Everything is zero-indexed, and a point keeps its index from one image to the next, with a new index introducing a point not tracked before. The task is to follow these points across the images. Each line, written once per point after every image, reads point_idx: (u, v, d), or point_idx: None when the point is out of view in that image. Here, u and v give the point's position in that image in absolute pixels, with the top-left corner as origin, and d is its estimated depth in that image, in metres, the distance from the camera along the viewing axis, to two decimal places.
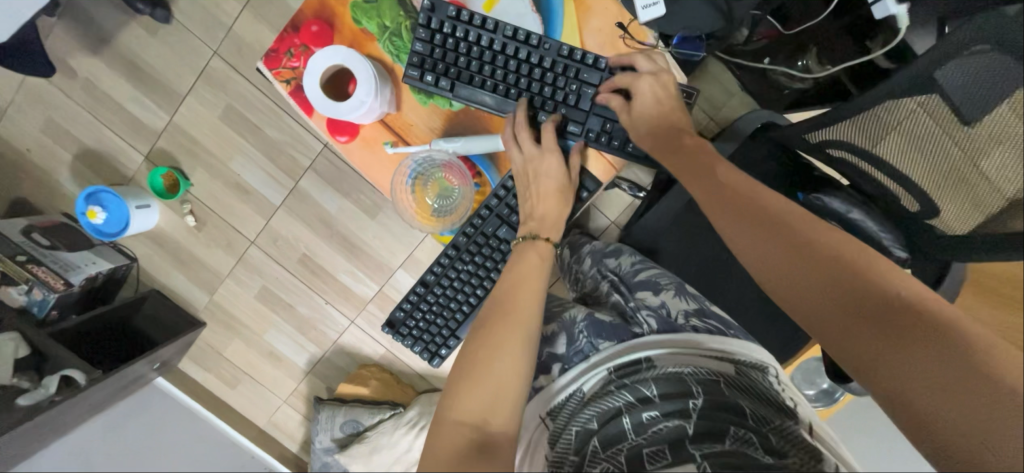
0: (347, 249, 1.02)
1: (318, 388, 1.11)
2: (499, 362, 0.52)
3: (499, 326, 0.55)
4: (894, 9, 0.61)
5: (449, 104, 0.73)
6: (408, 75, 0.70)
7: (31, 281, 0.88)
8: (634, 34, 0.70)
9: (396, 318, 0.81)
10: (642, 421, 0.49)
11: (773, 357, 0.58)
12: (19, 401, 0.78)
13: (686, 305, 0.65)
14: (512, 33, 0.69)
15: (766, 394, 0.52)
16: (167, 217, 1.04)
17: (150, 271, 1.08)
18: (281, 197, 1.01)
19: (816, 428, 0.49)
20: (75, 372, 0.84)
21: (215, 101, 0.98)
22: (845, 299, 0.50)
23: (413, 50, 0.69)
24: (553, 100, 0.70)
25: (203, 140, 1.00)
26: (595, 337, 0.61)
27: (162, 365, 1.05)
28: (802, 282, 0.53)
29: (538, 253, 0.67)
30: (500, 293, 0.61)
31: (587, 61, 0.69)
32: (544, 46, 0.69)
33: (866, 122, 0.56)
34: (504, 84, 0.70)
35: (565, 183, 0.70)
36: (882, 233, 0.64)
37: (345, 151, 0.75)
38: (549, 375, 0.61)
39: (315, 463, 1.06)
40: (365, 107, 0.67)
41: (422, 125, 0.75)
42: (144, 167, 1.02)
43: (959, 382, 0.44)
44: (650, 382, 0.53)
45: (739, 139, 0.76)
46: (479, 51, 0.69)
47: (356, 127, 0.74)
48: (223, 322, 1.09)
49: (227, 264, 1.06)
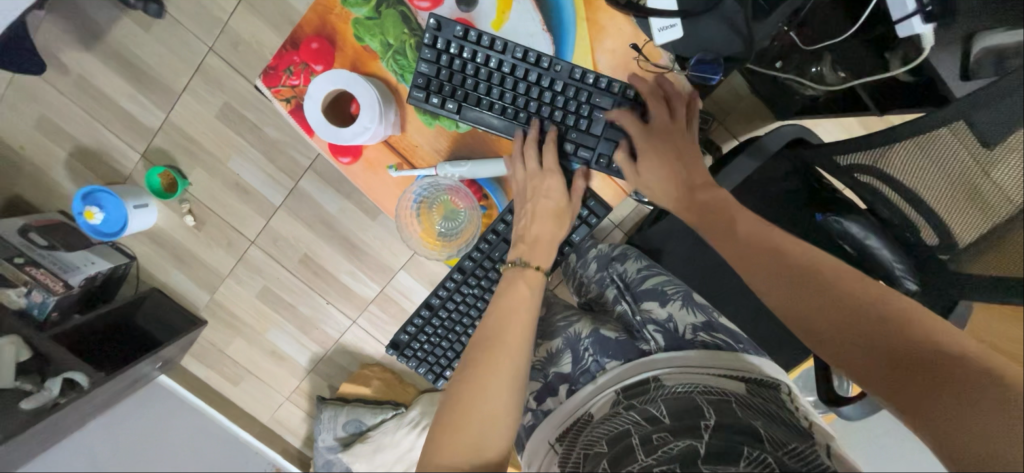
0: (349, 251, 1.01)
1: (320, 386, 1.11)
2: (485, 407, 0.50)
3: (482, 368, 0.52)
4: (919, 29, 0.56)
5: (456, 126, 0.71)
6: (413, 98, 0.68)
7: (29, 283, 0.87)
8: (649, 55, 0.68)
9: (402, 340, 0.81)
10: (649, 441, 0.49)
11: (784, 372, 0.60)
12: (21, 405, 0.80)
13: (693, 318, 0.67)
14: (521, 55, 0.66)
15: (778, 414, 0.54)
16: (165, 216, 1.03)
17: (150, 270, 1.07)
18: (281, 198, 1.00)
19: (836, 448, 0.49)
20: (78, 375, 0.84)
21: (212, 100, 0.95)
22: (859, 329, 0.46)
23: (419, 71, 0.67)
24: (564, 124, 0.68)
25: (200, 139, 0.98)
26: (601, 355, 0.66)
27: (165, 363, 1.05)
28: (814, 316, 0.49)
29: (526, 283, 0.62)
30: (482, 336, 0.56)
31: (599, 85, 0.66)
32: (555, 68, 0.66)
33: (907, 151, 0.54)
34: (513, 107, 0.67)
35: (564, 204, 0.67)
36: (894, 262, 0.61)
37: (348, 172, 0.73)
38: (557, 397, 0.67)
39: (318, 460, 1.08)
40: (369, 133, 0.66)
41: (427, 146, 0.73)
42: (141, 165, 1.00)
43: (1000, 418, 0.38)
44: (659, 402, 0.55)
45: (762, 157, 0.70)
46: (487, 73, 0.67)
47: (360, 148, 0.72)
48: (225, 320, 1.09)
49: (227, 264, 1.05)
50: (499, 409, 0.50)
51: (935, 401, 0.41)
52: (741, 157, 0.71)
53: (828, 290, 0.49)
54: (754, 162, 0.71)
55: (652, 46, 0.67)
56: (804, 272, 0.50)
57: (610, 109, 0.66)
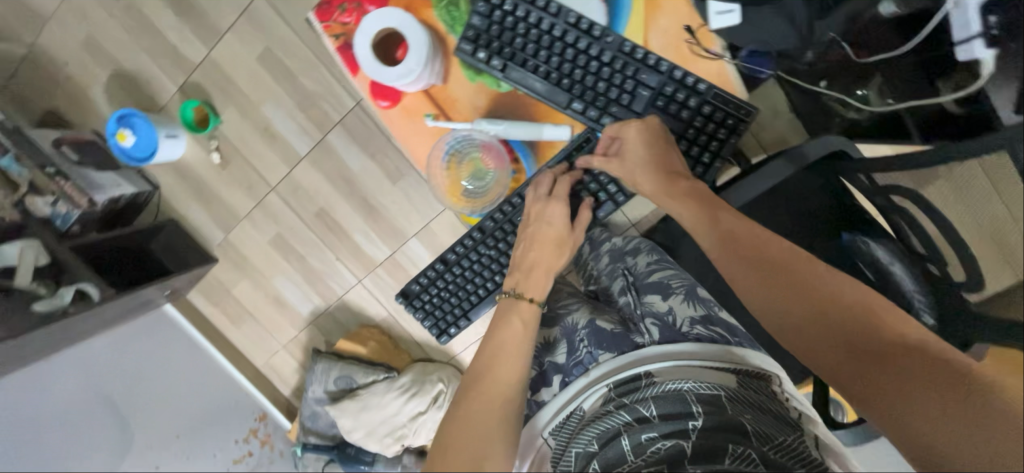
0: (365, 210, 1.02)
1: (317, 339, 1.13)
2: (479, 420, 0.52)
3: (475, 403, 0.53)
4: (980, 54, 0.55)
5: (497, 84, 0.71)
6: (461, 49, 0.68)
7: (57, 193, 0.89)
8: (702, 40, 0.69)
9: (413, 290, 0.82)
10: (639, 442, 0.52)
11: (776, 364, 0.62)
12: (35, 306, 0.84)
13: (693, 311, 0.67)
14: (574, 21, 0.66)
15: (768, 407, 0.56)
16: (193, 150, 1.05)
17: (170, 201, 1.09)
18: (307, 148, 1.01)
19: (823, 440, 0.54)
20: (88, 286, 0.87)
21: (255, 42, 0.96)
22: (846, 340, 0.47)
23: (471, 24, 0.68)
24: (605, 97, 0.67)
25: (237, 79, 0.99)
26: (594, 347, 0.67)
27: (172, 293, 1.08)
28: (798, 320, 0.50)
29: (521, 319, 0.62)
30: (476, 368, 0.57)
31: (647, 62, 0.66)
32: (606, 39, 0.66)
33: (958, 182, 0.52)
34: (558, 72, 0.67)
35: (565, 233, 0.68)
36: (915, 295, 0.60)
37: (385, 116, 0.74)
38: (551, 387, 0.69)
39: (305, 410, 1.09)
40: (413, 76, 0.66)
41: (466, 102, 0.74)
42: (177, 97, 1.02)
43: (974, 414, 0.41)
44: (649, 402, 0.56)
45: (796, 166, 0.69)
46: (538, 35, 0.67)
47: (400, 94, 0.73)
48: (235, 261, 1.11)
49: (245, 206, 1.07)
50: (489, 424, 0.52)
51: (912, 408, 0.43)
52: (775, 162, 0.71)
53: (802, 291, 0.50)
54: (788, 170, 0.70)
55: (706, 31, 0.69)
56: (792, 282, 0.51)
57: (654, 88, 0.66)
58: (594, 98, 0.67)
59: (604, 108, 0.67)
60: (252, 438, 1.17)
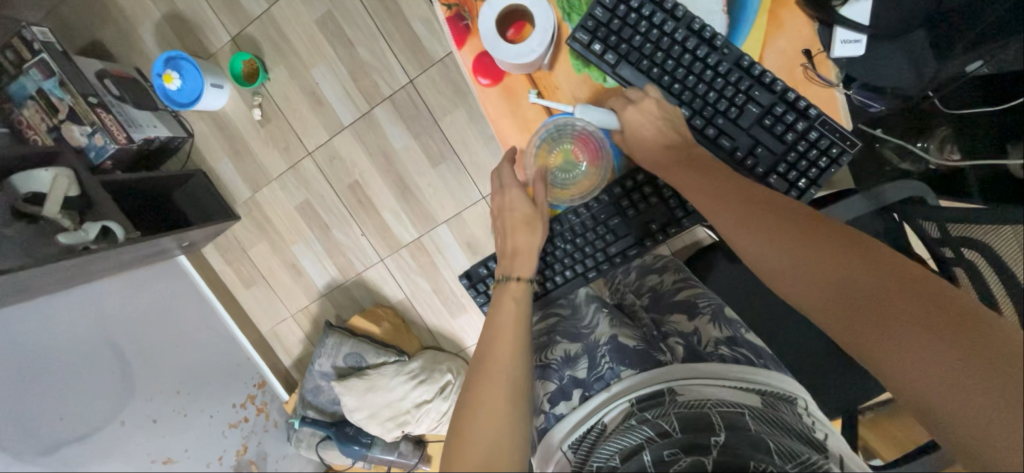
0: (400, 189, 1.01)
1: (328, 312, 1.11)
2: (471, 443, 0.44)
3: (467, 430, 0.46)
4: None
5: (604, 79, 0.60)
6: (575, 38, 0.58)
7: (95, 124, 0.87)
8: (818, 66, 0.57)
9: (478, 273, 0.77)
10: (661, 459, 0.45)
11: (804, 391, 0.57)
12: (59, 238, 0.79)
13: (718, 333, 0.65)
14: (699, 27, 0.57)
15: (793, 428, 0.50)
16: (234, 103, 1.03)
17: (201, 151, 1.07)
18: (351, 118, 1.00)
19: (847, 462, 0.47)
20: (115, 225, 0.85)
21: (318, 4, 0.96)
22: (831, 273, 0.44)
23: (591, 13, 0.58)
24: (713, 108, 0.58)
25: (293, 39, 0.98)
26: (617, 363, 0.63)
27: (189, 245, 1.06)
28: (777, 256, 0.48)
29: (511, 296, 0.60)
30: (468, 376, 0.52)
31: (766, 80, 0.56)
32: (727, 50, 0.57)
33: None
34: (670, 75, 0.58)
35: (531, 210, 0.63)
36: None
37: (481, 97, 0.62)
38: (570, 401, 0.63)
39: (308, 382, 1.07)
40: (534, 57, 0.55)
41: (568, 92, 0.61)
42: (227, 48, 1.00)
43: (952, 335, 0.37)
44: (671, 417, 0.51)
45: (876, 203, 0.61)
46: (658, 35, 0.57)
47: (502, 72, 0.60)
48: (257, 222, 1.09)
49: (278, 168, 1.05)
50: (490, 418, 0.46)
51: (899, 329, 0.39)
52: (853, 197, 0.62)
53: (784, 224, 0.49)
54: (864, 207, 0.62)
55: (825, 57, 0.57)
56: (785, 220, 0.49)
57: (765, 107, 0.57)
58: (697, 108, 0.58)
59: (705, 118, 0.58)
60: (248, 404, 1.11)
